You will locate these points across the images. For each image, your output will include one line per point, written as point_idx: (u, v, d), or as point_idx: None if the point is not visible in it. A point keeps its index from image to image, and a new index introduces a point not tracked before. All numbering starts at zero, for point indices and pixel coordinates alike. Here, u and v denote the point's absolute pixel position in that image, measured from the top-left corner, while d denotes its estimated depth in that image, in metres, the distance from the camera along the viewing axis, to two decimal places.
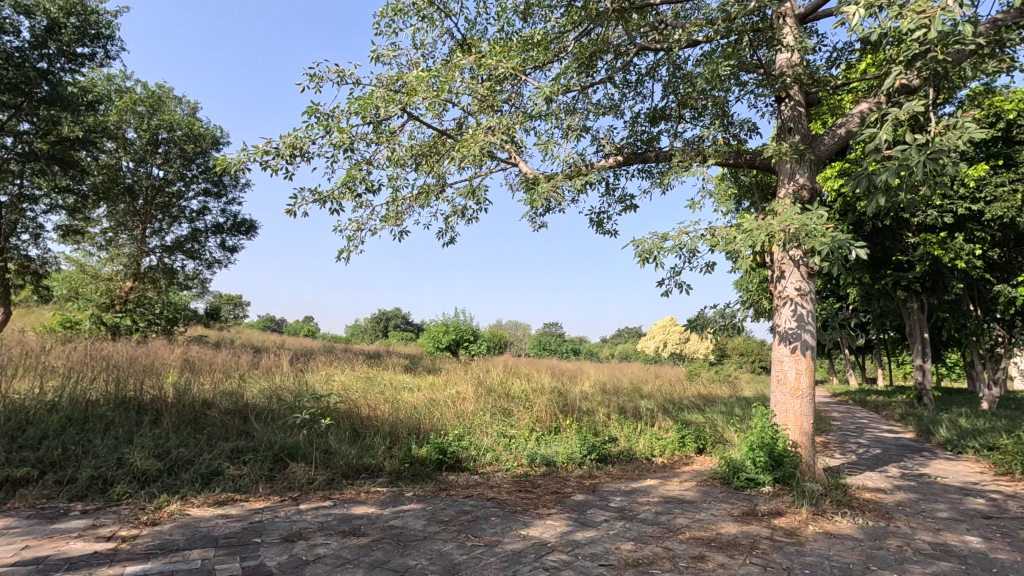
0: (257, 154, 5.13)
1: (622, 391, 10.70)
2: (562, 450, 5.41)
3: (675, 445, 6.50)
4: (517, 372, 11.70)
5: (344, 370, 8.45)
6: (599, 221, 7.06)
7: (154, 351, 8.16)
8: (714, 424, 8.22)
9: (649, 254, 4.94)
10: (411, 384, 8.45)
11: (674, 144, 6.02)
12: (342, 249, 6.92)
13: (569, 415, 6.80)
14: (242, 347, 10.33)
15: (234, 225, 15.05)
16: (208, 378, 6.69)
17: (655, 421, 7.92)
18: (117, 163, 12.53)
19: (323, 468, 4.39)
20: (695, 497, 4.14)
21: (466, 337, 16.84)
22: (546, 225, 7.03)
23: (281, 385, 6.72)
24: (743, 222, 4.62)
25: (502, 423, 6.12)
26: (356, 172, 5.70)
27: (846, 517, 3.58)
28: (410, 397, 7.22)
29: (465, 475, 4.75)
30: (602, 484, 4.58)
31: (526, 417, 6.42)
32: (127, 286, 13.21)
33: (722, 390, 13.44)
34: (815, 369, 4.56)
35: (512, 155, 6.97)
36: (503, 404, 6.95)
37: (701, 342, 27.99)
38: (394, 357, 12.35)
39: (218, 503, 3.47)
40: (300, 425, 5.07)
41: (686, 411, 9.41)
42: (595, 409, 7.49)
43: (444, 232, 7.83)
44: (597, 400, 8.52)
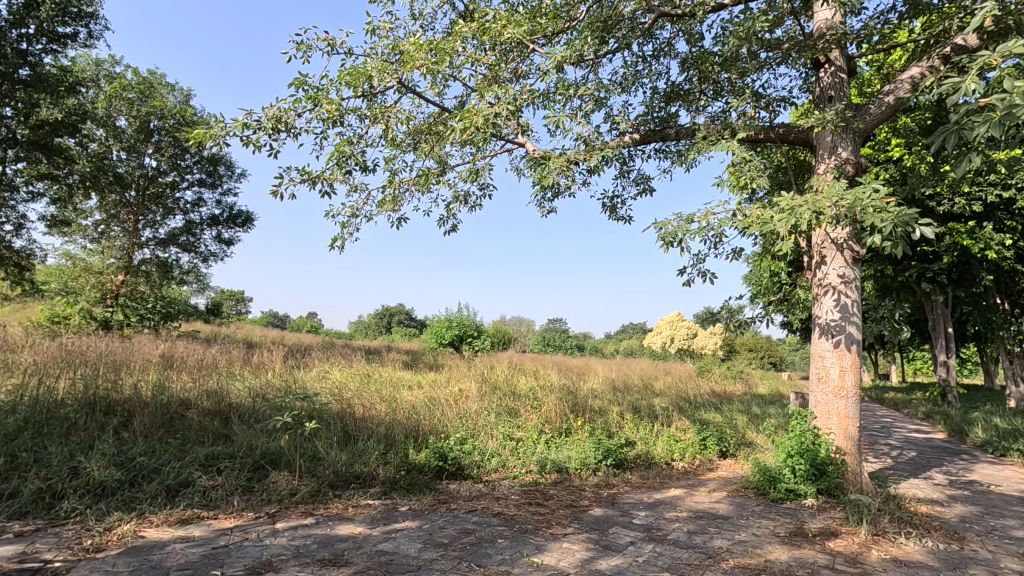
0: (237, 128, 4.66)
1: (633, 388, 10.21)
2: (575, 455, 4.92)
3: (696, 448, 6.00)
4: (523, 368, 11.18)
5: (340, 367, 7.97)
6: (612, 206, 6.55)
7: (138, 347, 7.71)
8: (734, 425, 7.69)
9: (672, 238, 4.42)
10: (410, 382, 7.96)
11: (697, 119, 5.50)
12: (335, 237, 6.45)
13: (580, 415, 6.30)
14: (235, 342, 9.87)
15: (230, 217, 14.61)
16: (191, 375, 6.22)
17: (671, 421, 7.42)
18: (107, 152, 12.11)
19: (308, 477, 3.91)
20: (730, 512, 3.63)
21: (470, 333, 16.37)
22: (555, 210, 6.53)
23: (270, 382, 6.25)
24: (780, 201, 4.09)
25: (508, 424, 5.63)
26: (347, 149, 5.21)
27: (911, 539, 3.07)
28: (409, 396, 6.72)
29: (468, 484, 4.25)
30: (622, 495, 4.07)
31: (534, 417, 5.94)
32: (118, 279, 12.78)
33: (737, 387, 12.90)
34: (862, 366, 4.05)
35: (518, 135, 6.45)
36: (509, 403, 6.46)
37: (709, 337, 27.44)
38: (394, 352, 11.88)
39: (179, 522, 2.98)
40: (286, 428, 4.58)
41: (702, 410, 8.89)
42: (607, 408, 6.99)
43: (446, 219, 7.35)
44: (608, 398, 8.01)
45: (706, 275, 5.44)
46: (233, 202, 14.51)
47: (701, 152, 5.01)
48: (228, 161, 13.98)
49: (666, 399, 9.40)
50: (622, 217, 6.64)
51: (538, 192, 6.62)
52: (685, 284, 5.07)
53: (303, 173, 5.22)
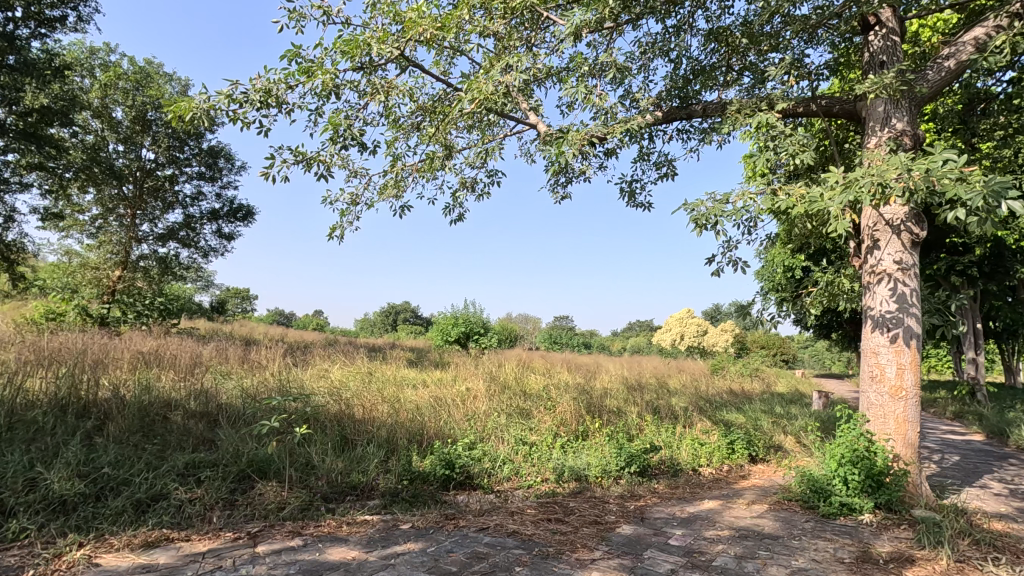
0: (222, 101, 4.21)
1: (648, 387, 9.73)
2: (594, 463, 4.47)
3: (724, 452, 5.53)
4: (533, 366, 10.73)
5: (340, 365, 7.55)
6: (630, 192, 6.09)
7: (128, 344, 7.32)
8: (759, 426, 7.21)
9: (704, 220, 3.98)
10: (415, 381, 7.53)
11: (728, 93, 5.00)
12: (334, 226, 6.06)
13: (596, 416, 5.85)
14: (232, 339, 9.46)
15: (230, 212, 14.24)
16: (180, 373, 5.82)
17: (692, 422, 6.95)
18: (103, 143, 11.75)
19: (299, 488, 3.49)
20: (778, 531, 3.16)
21: (476, 330, 15.95)
22: (569, 196, 6.09)
23: (264, 382, 5.83)
24: (830, 177, 3.61)
25: (520, 427, 5.20)
26: (344, 127, 4.78)
27: (1001, 567, 2.60)
28: (413, 395, 6.30)
29: (478, 495, 3.82)
30: (651, 509, 3.62)
31: (549, 419, 5.49)
32: (116, 275, 12.43)
33: (754, 385, 12.40)
34: (923, 364, 3.58)
35: (529, 114, 6.02)
36: (521, 404, 6.03)
37: (720, 334, 26.89)
38: (398, 350, 11.46)
39: (144, 547, 2.57)
40: (276, 432, 4.16)
41: (722, 410, 8.41)
42: (625, 409, 6.53)
43: (452, 207, 6.92)
44: (624, 397, 7.56)
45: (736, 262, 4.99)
46: (233, 196, 14.14)
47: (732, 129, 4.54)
48: (227, 153, 13.58)
49: (684, 398, 8.92)
50: (640, 203, 6.19)
51: (551, 177, 6.18)
52: (714, 274, 4.62)
53: (298, 154, 4.81)
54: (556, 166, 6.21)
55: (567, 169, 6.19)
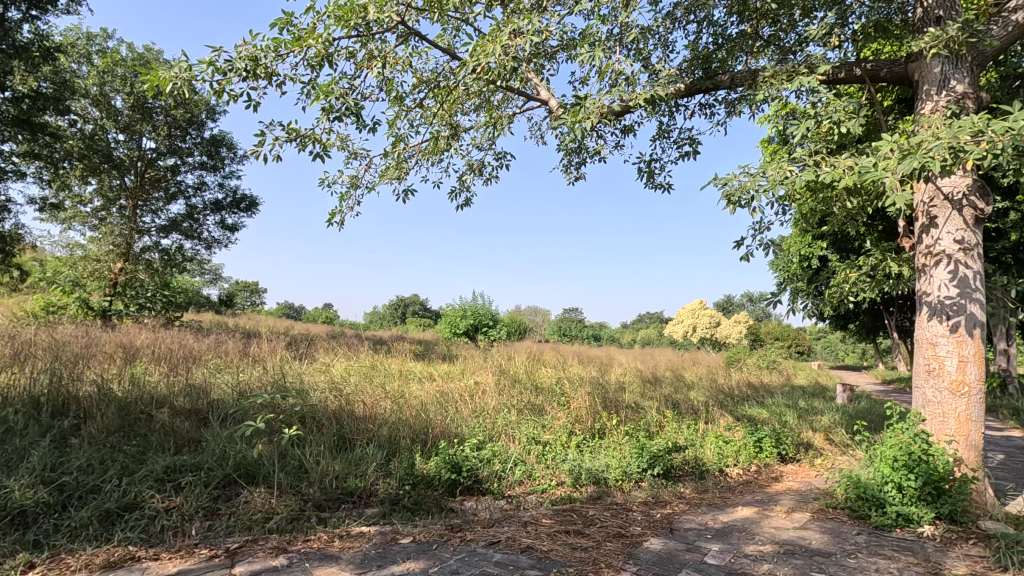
0: (206, 72, 3.83)
1: (664, 380, 9.34)
2: (613, 465, 4.10)
3: (751, 451, 5.14)
4: (543, 359, 10.39)
5: (343, 358, 7.24)
6: (648, 172, 5.70)
7: (123, 337, 7.05)
8: (784, 422, 6.81)
9: (737, 197, 3.60)
10: (421, 375, 7.20)
11: (759, 61, 4.55)
12: (333, 211, 5.73)
13: (612, 412, 5.49)
14: (234, 332, 9.20)
15: (233, 202, 13.96)
16: (174, 368, 5.53)
17: (714, 417, 6.57)
18: (102, 132, 11.46)
19: (289, 494, 3.17)
20: (829, 546, 2.78)
21: (485, 322, 15.64)
22: (583, 178, 5.73)
23: (261, 376, 5.51)
24: (883, 145, 3.19)
25: (533, 424, 4.85)
26: (340, 102, 4.41)
27: None
28: (418, 390, 5.98)
29: (487, 502, 3.48)
30: (680, 518, 3.24)
31: (563, 415, 5.13)
32: (116, 266, 11.98)
33: (773, 378, 11.96)
34: (988, 356, 3.17)
35: (539, 90, 5.64)
36: (532, 399, 5.67)
37: (733, 326, 26.36)
38: (404, 342, 11.16)
39: (104, 569, 2.24)
40: (268, 431, 3.83)
41: (744, 404, 8.01)
42: (643, 404, 6.15)
43: (458, 191, 6.56)
44: (641, 392, 7.18)
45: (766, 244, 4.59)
46: (236, 186, 13.85)
47: (766, 98, 4.12)
48: (230, 142, 13.27)
49: (702, 392, 8.53)
50: (659, 184, 5.80)
51: (564, 157, 5.79)
52: (743, 258, 4.24)
53: (291, 131, 4.46)
54: (569, 147, 5.82)
55: (581, 149, 5.80)
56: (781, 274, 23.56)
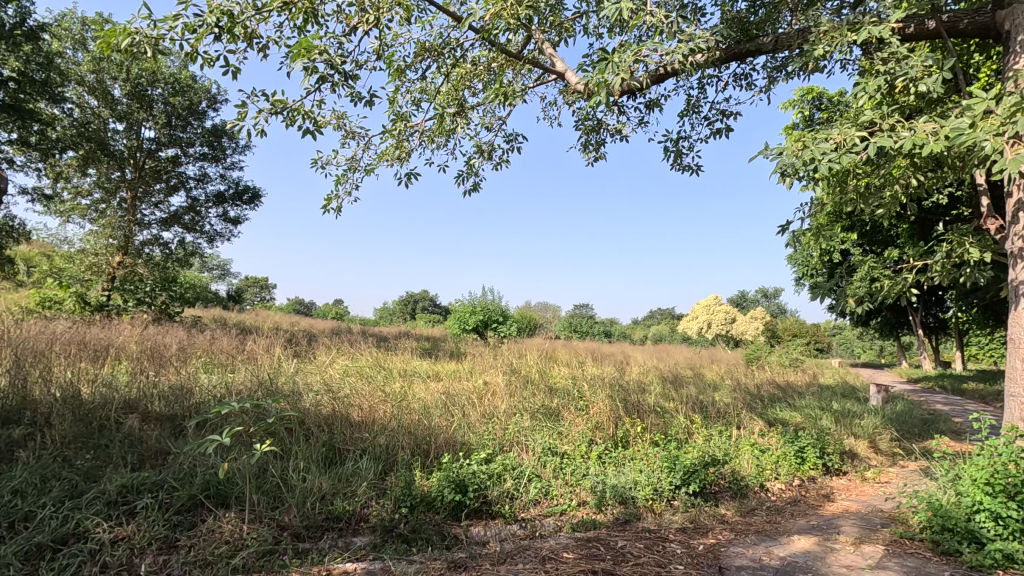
0: (177, 33, 3.32)
1: (685, 380, 8.78)
2: (641, 481, 3.59)
3: (792, 462, 4.58)
4: (556, 358, 9.87)
5: (344, 356, 6.78)
6: (675, 152, 5.15)
7: (112, 333, 6.65)
8: (822, 426, 6.23)
9: (792, 169, 3.06)
10: (426, 375, 6.70)
11: (809, 17, 3.96)
12: (328, 197, 5.27)
13: (635, 417, 4.98)
14: (233, 328, 8.79)
15: (236, 194, 13.57)
16: (157, 367, 5.11)
17: (744, 421, 6.02)
18: (100, 121, 10.97)
19: (263, 521, 2.69)
20: None
21: (495, 318, 15.14)
22: (604, 159, 5.22)
23: (249, 376, 5.06)
24: (977, 103, 2.62)
25: (549, 433, 4.36)
26: (331, 69, 3.89)
27: None
28: (422, 391, 5.50)
29: (498, 528, 2.97)
30: (726, 552, 2.71)
31: (582, 422, 4.62)
32: (115, 260, 11.69)
33: (799, 377, 11.34)
34: None
35: (556, 61, 5.09)
36: (546, 404, 5.17)
37: (750, 322, 25.64)
38: (411, 339, 10.69)
39: None
40: (247, 442, 3.36)
41: (773, 406, 7.45)
42: (668, 408, 5.61)
43: (465, 176, 6.07)
44: (663, 393, 6.66)
45: (788, 231, 4.22)
46: (239, 177, 13.46)
47: (818, 56, 3.56)
48: (231, 132, 12.88)
49: (727, 393, 7.95)
50: (685, 166, 5.28)
51: (581, 136, 5.28)
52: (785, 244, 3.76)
53: (276, 102, 3.97)
54: (588, 125, 5.29)
55: (601, 126, 5.26)
56: (800, 269, 22.82)
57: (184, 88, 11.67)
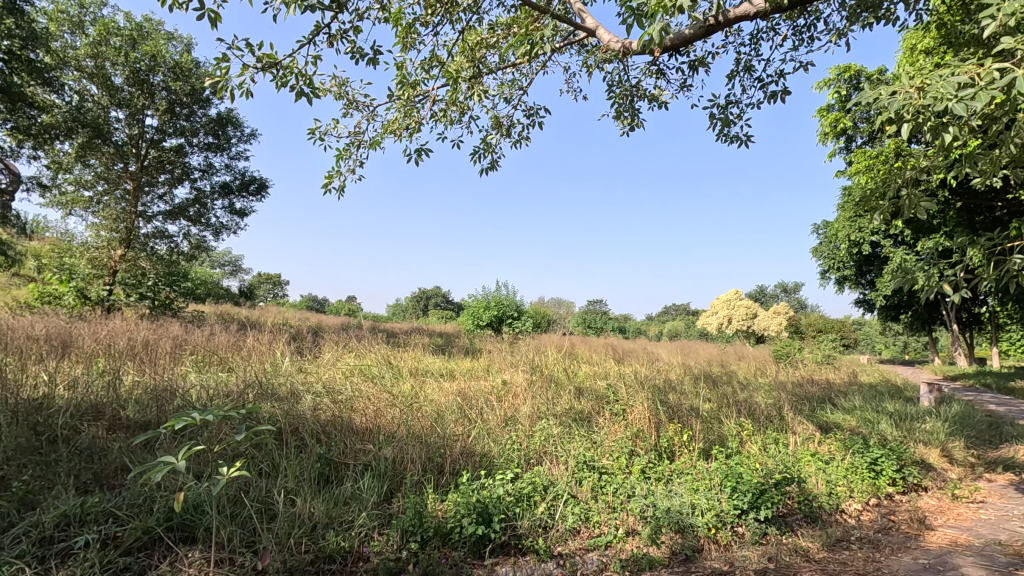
0: None
1: (717, 378, 8.11)
2: (699, 503, 2.99)
3: (865, 476, 3.94)
4: (576, 355, 9.25)
5: (350, 353, 6.25)
6: (723, 118, 4.48)
7: (101, 329, 6.16)
8: (881, 430, 5.57)
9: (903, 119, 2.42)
10: (439, 374, 6.13)
11: None
12: (329, 176, 4.71)
13: (678, 422, 4.37)
14: (234, 323, 8.30)
15: (242, 185, 13.12)
16: (141, 365, 4.61)
17: (795, 424, 5.38)
18: (103, 110, 10.49)
19: (233, 566, 2.12)
20: None
21: (510, 313, 14.56)
22: (640, 128, 4.59)
23: (242, 375, 4.53)
24: None
25: (582, 442, 3.78)
26: (326, 13, 3.29)
27: None
28: (435, 391, 4.94)
29: (532, 571, 2.37)
30: None
31: (619, 430, 4.02)
32: (118, 253, 11.19)
33: (835, 374, 10.61)
34: None
35: (585, 17, 4.46)
36: (576, 407, 4.57)
37: (772, 317, 24.76)
38: (423, 335, 10.15)
39: None
40: (226, 457, 2.81)
41: (819, 406, 6.79)
42: (710, 412, 4.99)
43: (480, 153, 5.49)
44: (699, 394, 6.03)
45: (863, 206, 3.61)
46: (245, 168, 12.99)
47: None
48: (236, 121, 12.43)
49: (766, 393, 7.28)
50: (732, 137, 4.65)
51: (615, 102, 4.67)
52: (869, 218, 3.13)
53: (264, 57, 3.39)
54: (621, 92, 4.66)
55: (637, 91, 4.62)
56: (825, 262, 21.94)
57: (186, 76, 11.18)
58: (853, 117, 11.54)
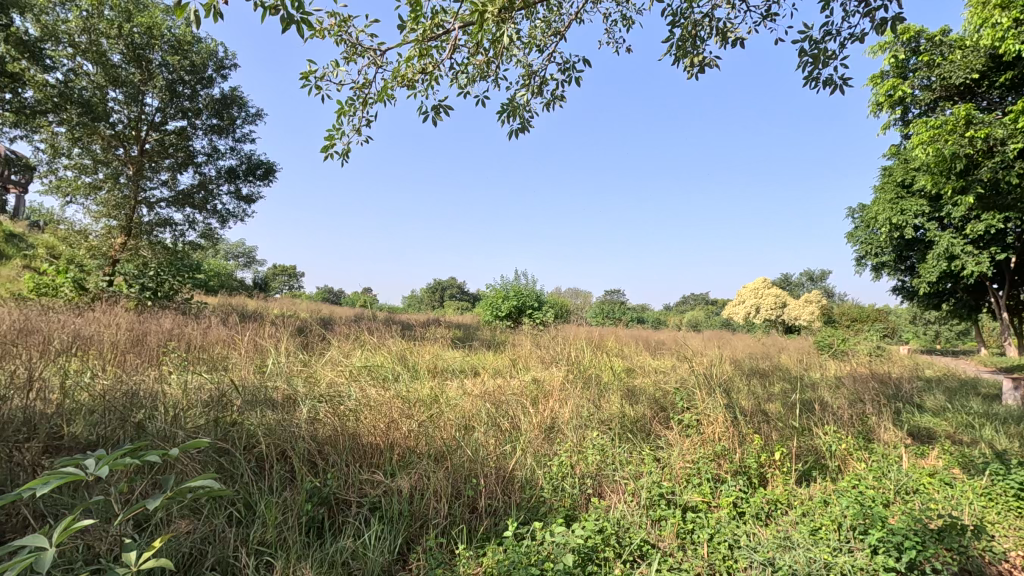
0: None
1: (770, 374, 7.22)
2: (833, 561, 2.17)
3: (1014, 505, 3.06)
4: (608, 348, 8.41)
5: (361, 348, 5.50)
6: (816, 55, 3.58)
7: (83, 323, 5.49)
8: (989, 437, 4.65)
9: None
10: (461, 373, 5.34)
11: None
12: (327, 136, 3.91)
13: (759, 433, 3.53)
14: (235, 315, 7.62)
15: (249, 170, 12.43)
16: (111, 366, 3.90)
17: (886, 430, 4.50)
18: (100, 90, 9.82)
19: None
20: None
21: (530, 303, 13.73)
22: (707, 71, 3.73)
23: (231, 377, 3.80)
24: None
25: (648, 466, 2.97)
26: None
27: None
28: (458, 393, 4.16)
29: None
30: None
31: (693, 446, 3.20)
32: (122, 241, 10.78)
33: (893, 367, 9.62)
34: None
35: None
36: (632, 415, 3.75)
37: (803, 306, 23.62)
38: (439, 327, 9.39)
39: None
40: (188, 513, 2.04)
41: (897, 404, 5.88)
42: (790, 418, 4.13)
43: (508, 112, 4.67)
44: (763, 394, 5.17)
45: None
46: (251, 151, 12.32)
47: None
48: (241, 101, 11.76)
49: (832, 390, 6.37)
50: (823, 80, 3.74)
51: (678, 40, 3.81)
52: None
53: None
54: (682, 36, 3.82)
55: (705, 26, 3.75)
56: (861, 247, 20.72)
57: (185, 51, 10.55)
58: (911, 83, 10.58)
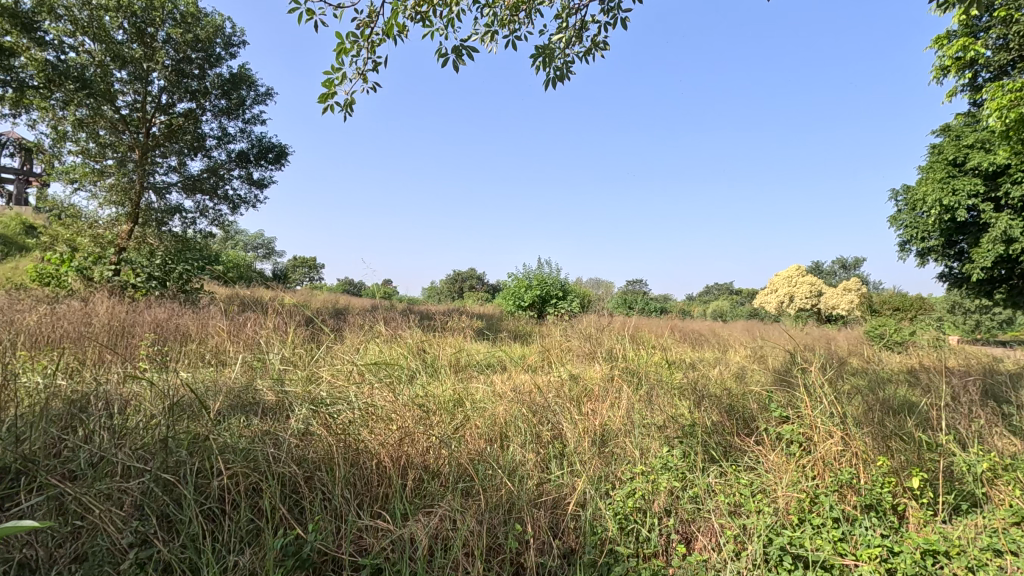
0: None
1: (835, 368, 6.35)
2: None
3: None
4: (645, 339, 7.63)
5: (373, 341, 4.81)
6: None
7: (67, 314, 4.93)
8: None
9: None
10: (486, 369, 4.61)
11: None
12: (327, 83, 3.19)
13: (877, 448, 2.73)
14: (240, 304, 7.02)
15: (261, 153, 11.85)
16: (75, 363, 3.29)
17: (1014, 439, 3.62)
18: (105, 68, 9.29)
19: None
20: None
21: (555, 292, 12.99)
22: None
23: (214, 375, 3.15)
24: None
25: (745, 500, 2.23)
26: None
27: None
28: (485, 393, 3.43)
29: None
30: None
31: (800, 470, 2.44)
32: (127, 229, 10.13)
33: (965, 359, 8.62)
34: None
35: None
36: (706, 423, 2.98)
37: (842, 295, 22.38)
38: (460, 318, 8.68)
39: None
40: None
41: (998, 403, 4.96)
42: (898, 423, 3.32)
43: (543, 58, 3.91)
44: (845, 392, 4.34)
45: None
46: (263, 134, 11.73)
47: None
48: (251, 81, 11.14)
49: (912, 386, 5.49)
50: None
51: None
52: None
53: None
54: None
55: None
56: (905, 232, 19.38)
57: (191, 25, 9.99)
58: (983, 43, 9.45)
